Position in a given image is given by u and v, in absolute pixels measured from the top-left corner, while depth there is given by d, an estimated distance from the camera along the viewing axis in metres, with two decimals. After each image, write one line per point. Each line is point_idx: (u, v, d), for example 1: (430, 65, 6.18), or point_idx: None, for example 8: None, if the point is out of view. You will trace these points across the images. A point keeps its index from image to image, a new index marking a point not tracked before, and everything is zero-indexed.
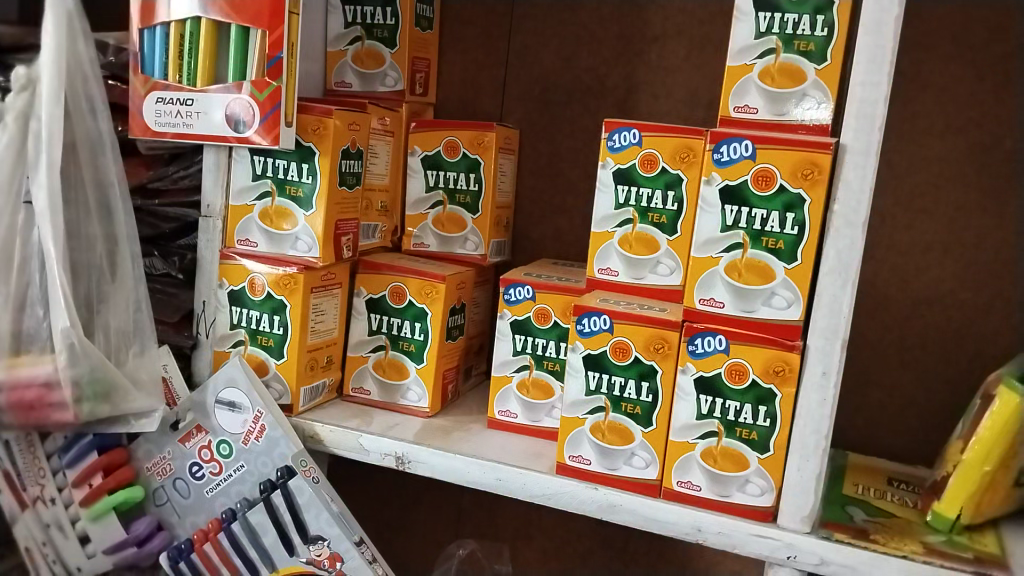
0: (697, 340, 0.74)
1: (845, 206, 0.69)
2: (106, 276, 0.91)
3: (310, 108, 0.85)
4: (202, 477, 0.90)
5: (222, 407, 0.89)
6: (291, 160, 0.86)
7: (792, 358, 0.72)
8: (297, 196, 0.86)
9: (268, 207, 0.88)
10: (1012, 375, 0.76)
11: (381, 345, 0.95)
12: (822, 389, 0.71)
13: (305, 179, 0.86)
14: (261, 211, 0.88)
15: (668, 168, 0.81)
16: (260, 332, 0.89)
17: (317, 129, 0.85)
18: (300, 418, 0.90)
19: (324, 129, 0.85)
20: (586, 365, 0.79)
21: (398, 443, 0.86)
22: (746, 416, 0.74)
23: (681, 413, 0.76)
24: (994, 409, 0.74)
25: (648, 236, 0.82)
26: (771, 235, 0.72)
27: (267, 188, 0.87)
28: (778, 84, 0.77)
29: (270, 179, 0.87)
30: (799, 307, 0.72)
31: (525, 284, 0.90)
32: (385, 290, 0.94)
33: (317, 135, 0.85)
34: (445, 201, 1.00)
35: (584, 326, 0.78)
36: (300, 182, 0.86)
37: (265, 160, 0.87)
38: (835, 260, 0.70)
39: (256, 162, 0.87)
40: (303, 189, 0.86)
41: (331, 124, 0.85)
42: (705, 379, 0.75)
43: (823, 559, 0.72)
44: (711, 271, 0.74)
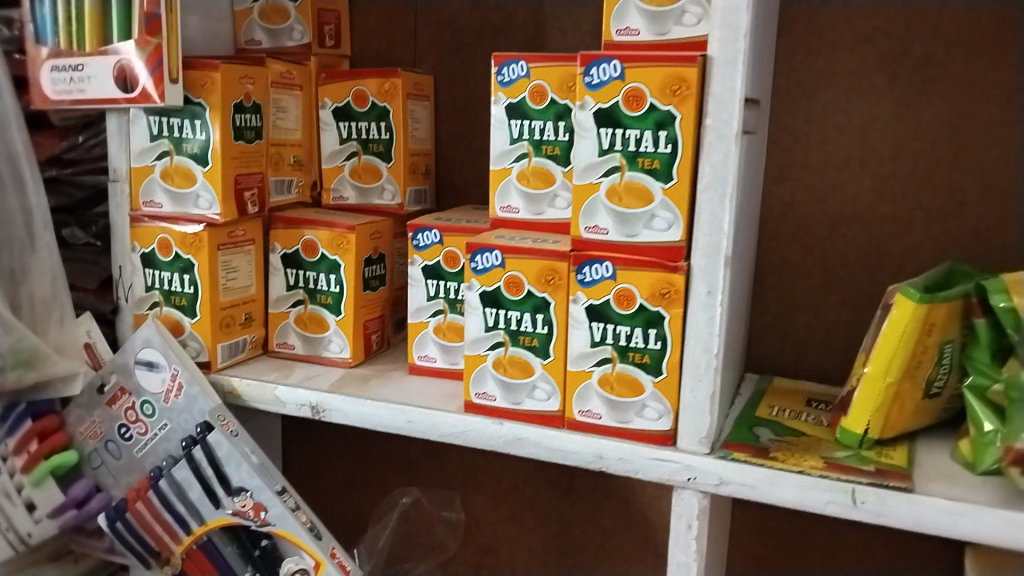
0: (585, 268, 0.74)
1: (717, 119, 0.68)
2: (26, 247, 0.93)
3: (196, 64, 0.85)
4: (130, 437, 0.92)
5: (142, 367, 0.90)
6: (185, 118, 0.86)
7: (676, 279, 0.71)
8: (194, 152, 0.86)
9: (168, 166, 0.88)
10: (909, 282, 0.74)
11: (300, 300, 0.95)
12: (708, 308, 0.71)
13: (199, 135, 0.86)
14: (162, 170, 0.88)
15: (557, 98, 0.82)
16: (172, 292, 0.90)
17: (205, 84, 0.85)
18: (218, 375, 0.91)
19: (212, 83, 0.85)
20: (482, 303, 0.79)
21: (313, 393, 0.87)
22: (637, 340, 0.74)
23: (575, 341, 0.76)
24: (891, 318, 0.72)
25: (543, 169, 0.83)
26: (645, 156, 0.71)
27: (165, 148, 0.87)
28: (657, 3, 0.76)
29: (167, 139, 0.87)
30: (679, 228, 0.71)
31: (433, 229, 0.89)
32: (298, 244, 0.94)
33: (205, 91, 0.85)
34: (359, 151, 0.99)
35: (477, 264, 0.78)
36: (195, 139, 0.86)
37: (161, 120, 0.87)
38: (711, 176, 0.69)
39: (153, 122, 0.87)
40: (198, 144, 0.86)
41: (218, 77, 0.84)
42: (595, 308, 0.74)
43: (722, 478, 0.72)
44: (592, 198, 0.74)
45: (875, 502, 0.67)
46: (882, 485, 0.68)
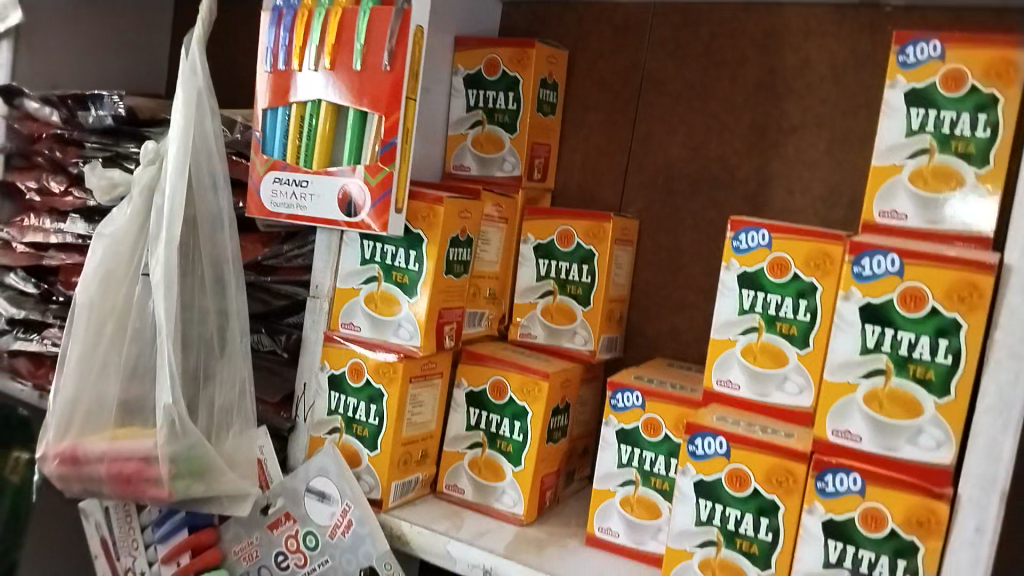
0: (827, 477, 0.66)
1: (1008, 334, 0.60)
2: (214, 352, 0.91)
3: (421, 195, 0.83)
4: (286, 567, 0.87)
5: (312, 496, 0.86)
6: (400, 247, 0.84)
7: (939, 508, 0.63)
8: (403, 282, 0.84)
9: (374, 292, 0.86)
10: None
11: (478, 442, 0.90)
12: (975, 547, 0.61)
13: (412, 266, 0.84)
14: (366, 295, 0.86)
15: (801, 274, 0.74)
16: (355, 420, 0.86)
17: (427, 217, 0.83)
18: (387, 516, 0.85)
19: (434, 217, 0.83)
20: (697, 493, 0.71)
21: (488, 555, 0.80)
22: (883, 570, 0.64)
23: (805, 559, 0.67)
24: None
25: (775, 347, 0.75)
26: (919, 363, 0.63)
27: (373, 273, 0.86)
28: (932, 188, 0.70)
29: (377, 264, 0.85)
30: (951, 450, 0.62)
31: (635, 390, 0.83)
32: (485, 383, 0.90)
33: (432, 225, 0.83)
34: (555, 291, 0.96)
35: (696, 448, 0.70)
36: (407, 269, 0.84)
37: (375, 246, 0.85)
38: (995, 398, 0.60)
39: (365, 246, 0.86)
40: (409, 275, 0.84)
41: (441, 212, 0.82)
42: (834, 523, 0.65)
43: None
44: (847, 398, 0.65)
45: None
46: None
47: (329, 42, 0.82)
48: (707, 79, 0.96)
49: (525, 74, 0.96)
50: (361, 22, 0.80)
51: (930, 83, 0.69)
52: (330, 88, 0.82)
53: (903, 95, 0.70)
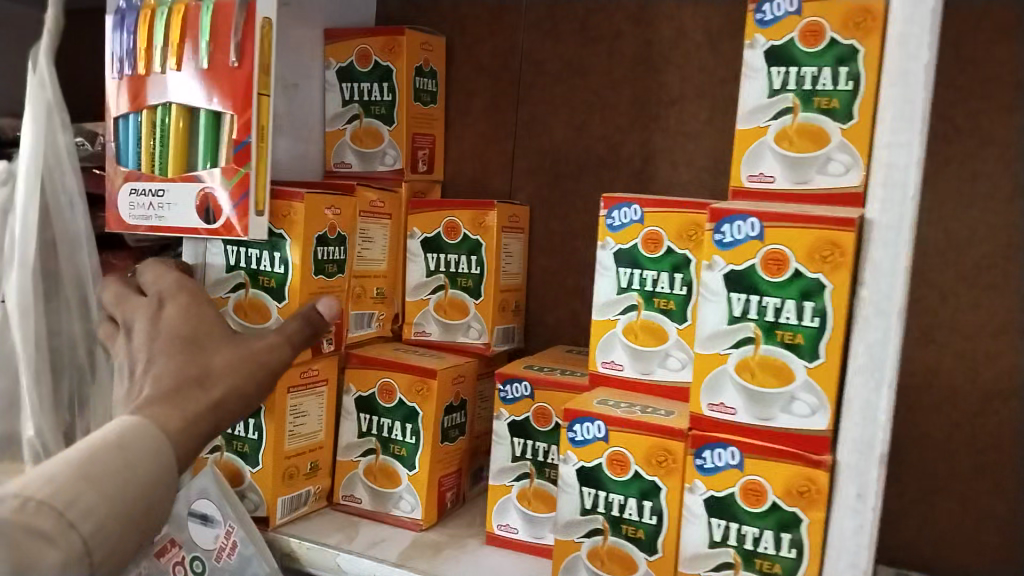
0: (705, 453, 0.63)
1: (874, 291, 0.57)
2: (87, 376, 0.87)
3: (284, 194, 0.79)
4: None
5: (195, 520, 0.80)
6: (264, 249, 0.80)
7: (818, 476, 0.60)
8: (269, 286, 0.80)
9: (242, 300, 0.81)
10: None
11: (371, 448, 0.86)
12: (857, 514, 0.58)
13: (277, 269, 0.80)
14: (235, 304, 0.82)
15: (674, 248, 0.71)
16: (235, 436, 0.82)
17: (288, 215, 0.79)
18: (275, 534, 0.81)
19: (295, 214, 0.79)
20: (580, 481, 0.68)
21: (379, 565, 0.76)
22: (767, 545, 0.62)
23: (690, 539, 0.64)
24: None
25: (654, 324, 0.72)
26: (786, 328, 0.61)
27: (240, 280, 0.81)
28: (797, 148, 0.67)
29: (243, 270, 0.81)
30: (826, 415, 0.60)
31: (523, 380, 0.79)
32: (374, 387, 0.86)
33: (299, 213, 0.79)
34: (447, 285, 0.92)
35: (575, 434, 0.68)
36: (273, 272, 0.80)
37: (238, 250, 0.81)
38: (866, 358, 0.57)
39: (229, 252, 0.81)
40: (275, 278, 0.80)
41: (302, 208, 0.79)
42: (716, 500, 0.63)
43: None
44: (719, 370, 0.63)
45: None
46: None
47: (173, 41, 0.78)
48: (584, 56, 0.93)
49: (397, 62, 0.93)
50: (204, 18, 0.77)
51: (788, 40, 0.67)
52: (179, 89, 0.79)
53: (762, 55, 0.69)
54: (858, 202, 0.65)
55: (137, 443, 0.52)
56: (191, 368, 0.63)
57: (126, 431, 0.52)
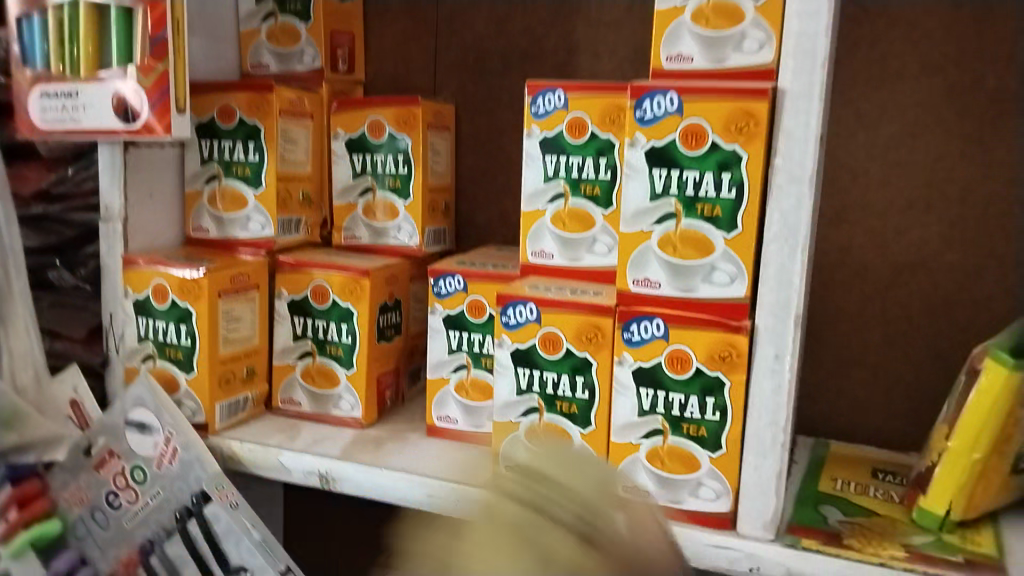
0: (632, 326, 0.65)
1: (788, 159, 0.59)
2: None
3: (252, 85, 0.86)
4: (120, 506, 0.81)
5: (131, 429, 0.82)
6: (237, 140, 0.87)
7: (738, 341, 0.62)
8: (245, 175, 0.87)
9: (218, 190, 0.89)
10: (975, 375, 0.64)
11: (308, 351, 0.86)
12: (775, 374, 0.62)
13: (251, 157, 0.86)
14: (210, 196, 0.89)
15: (598, 132, 0.72)
16: (167, 344, 0.82)
17: (261, 105, 0.86)
18: (216, 438, 0.82)
19: (268, 104, 0.85)
20: (514, 363, 0.70)
21: (321, 460, 0.78)
22: (693, 410, 0.64)
23: (620, 410, 0.67)
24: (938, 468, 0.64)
25: (582, 211, 0.73)
26: (706, 202, 0.62)
27: (214, 172, 0.89)
28: (714, 27, 0.64)
29: (217, 162, 0.88)
30: (743, 283, 0.62)
31: (456, 274, 0.80)
32: (307, 290, 0.85)
33: None
34: (374, 187, 0.91)
35: (509, 318, 0.69)
36: (247, 161, 0.87)
37: (212, 143, 0.88)
38: (780, 224, 0.60)
39: (203, 145, 0.89)
40: (249, 167, 0.87)
41: (275, 98, 0.85)
42: (644, 371, 0.65)
43: (789, 570, 0.62)
44: (643, 247, 0.65)
45: None
46: None
47: None
48: None
49: None
50: None
51: None
52: None
53: None
54: (772, 79, 0.63)
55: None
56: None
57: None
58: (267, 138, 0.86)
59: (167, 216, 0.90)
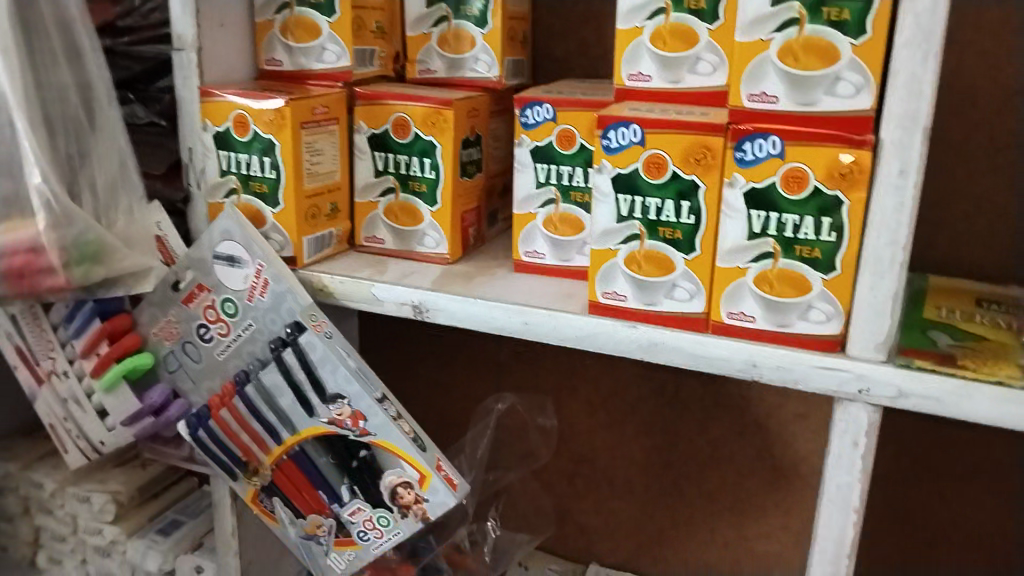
0: (745, 145, 0.62)
1: None
2: (84, 128, 0.84)
3: None
4: (211, 339, 0.83)
5: (221, 262, 0.81)
6: None
7: (862, 157, 0.60)
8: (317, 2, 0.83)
9: (290, 20, 0.85)
10: None
11: (391, 187, 0.85)
12: (899, 191, 0.59)
13: None
14: (282, 25, 0.86)
15: None
16: (251, 178, 0.81)
17: None
18: (305, 272, 0.82)
19: None
20: (616, 189, 0.68)
21: (414, 291, 0.78)
22: (807, 231, 0.62)
23: (729, 233, 0.65)
24: None
25: (684, 27, 0.68)
26: (834, 4, 0.59)
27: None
28: None
29: None
30: (870, 93, 0.60)
31: (544, 103, 0.77)
32: (388, 123, 0.83)
33: None
34: (450, 16, 0.85)
35: (610, 142, 0.67)
36: None
37: None
38: (914, 28, 0.56)
39: None
40: None
41: None
42: (755, 193, 0.63)
43: (900, 391, 0.62)
44: (761, 58, 0.62)
45: None
46: None
47: None
48: None
49: None
50: None
51: None
52: None
53: None
54: None
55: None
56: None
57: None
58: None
59: (239, 49, 0.86)
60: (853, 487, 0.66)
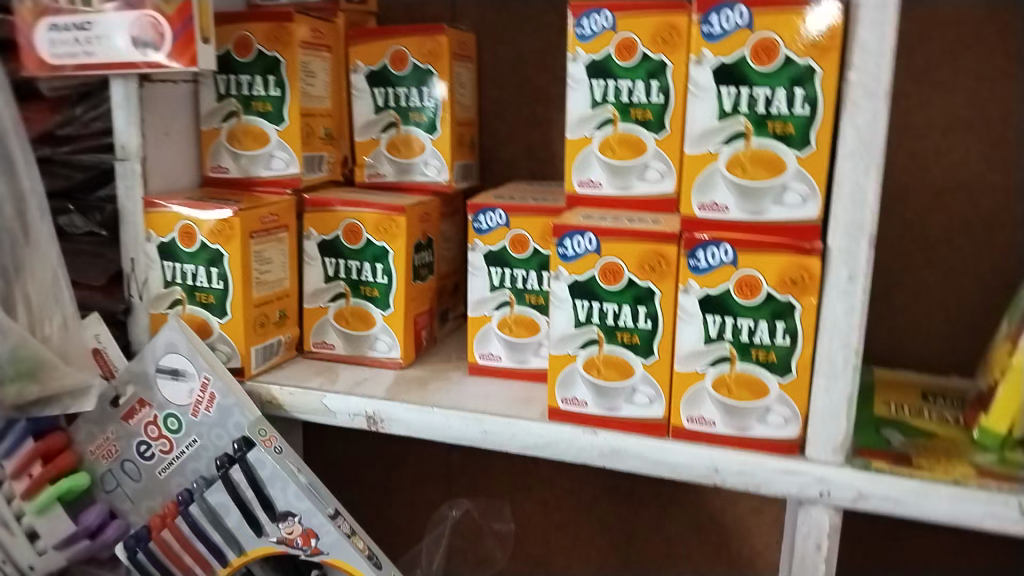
0: (698, 253, 0.63)
1: (862, 74, 0.58)
2: (18, 240, 0.79)
3: (268, 16, 0.82)
4: (152, 456, 0.80)
5: (164, 376, 0.78)
6: (256, 74, 0.83)
7: (812, 264, 0.61)
8: (265, 111, 0.83)
9: (235, 128, 0.85)
10: None
11: (341, 293, 0.83)
12: (848, 296, 0.61)
13: (272, 92, 0.83)
14: (228, 133, 0.85)
15: (649, 54, 0.68)
16: (197, 288, 0.79)
17: (280, 37, 0.82)
18: (253, 382, 0.79)
19: (288, 36, 0.82)
20: (572, 295, 0.68)
21: (368, 401, 0.75)
22: (762, 336, 0.63)
23: (685, 338, 0.65)
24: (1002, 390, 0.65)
25: (632, 136, 0.69)
26: (778, 119, 0.62)
27: (232, 108, 0.85)
28: (751, 175, 0.63)
29: (234, 98, 0.84)
30: (817, 203, 0.62)
31: (497, 209, 0.77)
32: (338, 230, 0.82)
33: None
34: (398, 121, 0.86)
35: (566, 250, 0.67)
36: (267, 96, 0.83)
37: (228, 78, 0.84)
38: (855, 141, 0.59)
39: (219, 81, 0.85)
40: (270, 102, 0.83)
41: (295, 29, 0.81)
42: (711, 299, 0.64)
43: (861, 493, 0.62)
44: (710, 169, 0.64)
45: None
46: None
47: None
48: None
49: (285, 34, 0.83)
50: None
51: (739, 57, 0.62)
52: None
53: (710, 74, 0.63)
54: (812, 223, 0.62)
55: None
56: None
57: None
58: (289, 71, 0.82)
59: (184, 156, 0.85)
60: None
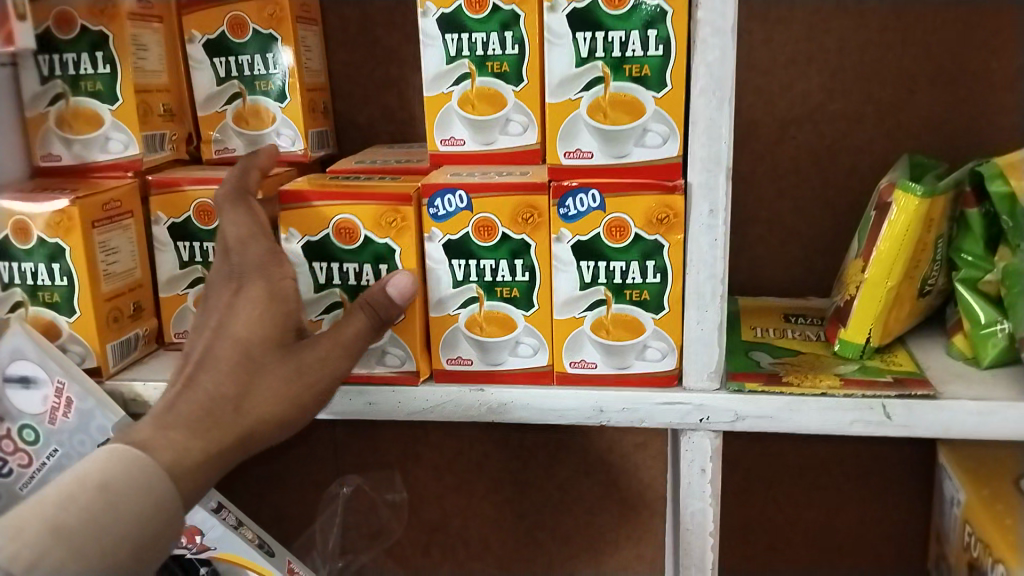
0: (568, 201, 0.64)
1: (709, 12, 0.60)
2: None
3: None
4: (8, 472, 0.72)
5: (13, 385, 0.71)
6: (81, 51, 0.76)
7: (675, 202, 0.63)
8: (97, 90, 0.77)
9: (65, 111, 0.78)
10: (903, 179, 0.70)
11: (200, 278, 0.78)
12: (711, 230, 0.63)
13: (101, 69, 0.76)
14: (57, 117, 0.78)
15: (500, 4, 0.67)
16: (40, 287, 0.73)
17: (106, 9, 0.76)
18: (114, 381, 0.75)
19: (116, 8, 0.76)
20: (448, 255, 0.67)
21: None
22: (634, 275, 0.65)
23: (562, 286, 0.66)
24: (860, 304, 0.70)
25: (490, 90, 0.69)
26: (634, 62, 0.63)
27: (58, 90, 0.78)
28: (611, 120, 0.64)
29: (59, 78, 0.77)
30: (676, 142, 0.64)
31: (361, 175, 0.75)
32: (189, 211, 0.76)
33: None
34: (243, 92, 0.82)
35: (438, 209, 0.65)
36: (96, 74, 0.77)
37: (51, 58, 0.77)
38: (706, 78, 0.61)
39: (41, 61, 0.77)
40: (100, 80, 0.77)
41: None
42: (582, 245, 0.65)
43: (738, 415, 0.66)
44: (573, 116, 0.65)
45: (905, 415, 0.63)
46: (909, 395, 0.64)
47: None
48: None
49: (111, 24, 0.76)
50: None
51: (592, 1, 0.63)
52: None
53: (565, 20, 0.63)
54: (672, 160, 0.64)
55: (113, 468, 0.55)
56: (226, 404, 0.61)
57: (110, 462, 0.56)
58: (118, 46, 0.76)
59: (8, 147, 0.78)
60: (707, 512, 0.69)
